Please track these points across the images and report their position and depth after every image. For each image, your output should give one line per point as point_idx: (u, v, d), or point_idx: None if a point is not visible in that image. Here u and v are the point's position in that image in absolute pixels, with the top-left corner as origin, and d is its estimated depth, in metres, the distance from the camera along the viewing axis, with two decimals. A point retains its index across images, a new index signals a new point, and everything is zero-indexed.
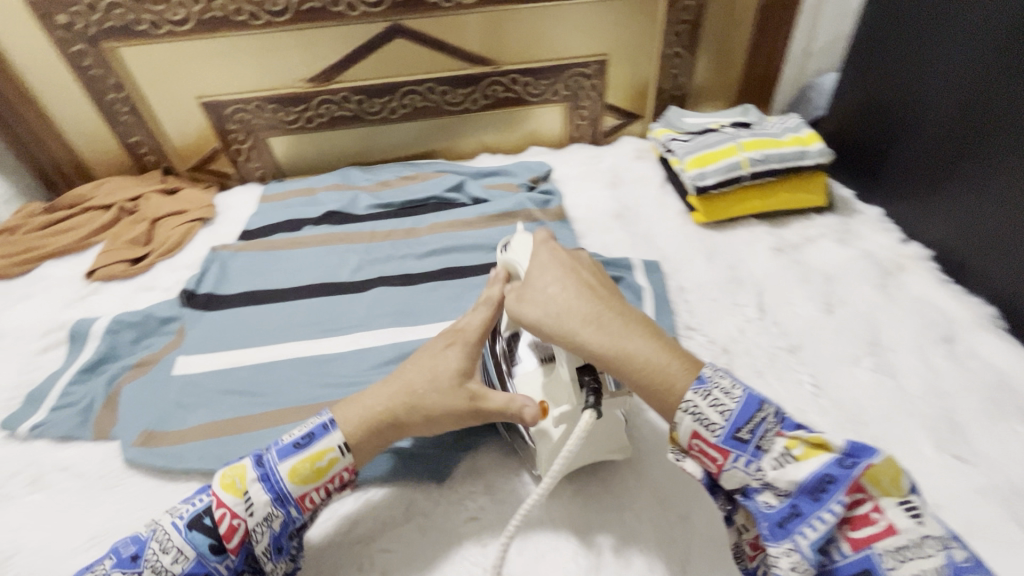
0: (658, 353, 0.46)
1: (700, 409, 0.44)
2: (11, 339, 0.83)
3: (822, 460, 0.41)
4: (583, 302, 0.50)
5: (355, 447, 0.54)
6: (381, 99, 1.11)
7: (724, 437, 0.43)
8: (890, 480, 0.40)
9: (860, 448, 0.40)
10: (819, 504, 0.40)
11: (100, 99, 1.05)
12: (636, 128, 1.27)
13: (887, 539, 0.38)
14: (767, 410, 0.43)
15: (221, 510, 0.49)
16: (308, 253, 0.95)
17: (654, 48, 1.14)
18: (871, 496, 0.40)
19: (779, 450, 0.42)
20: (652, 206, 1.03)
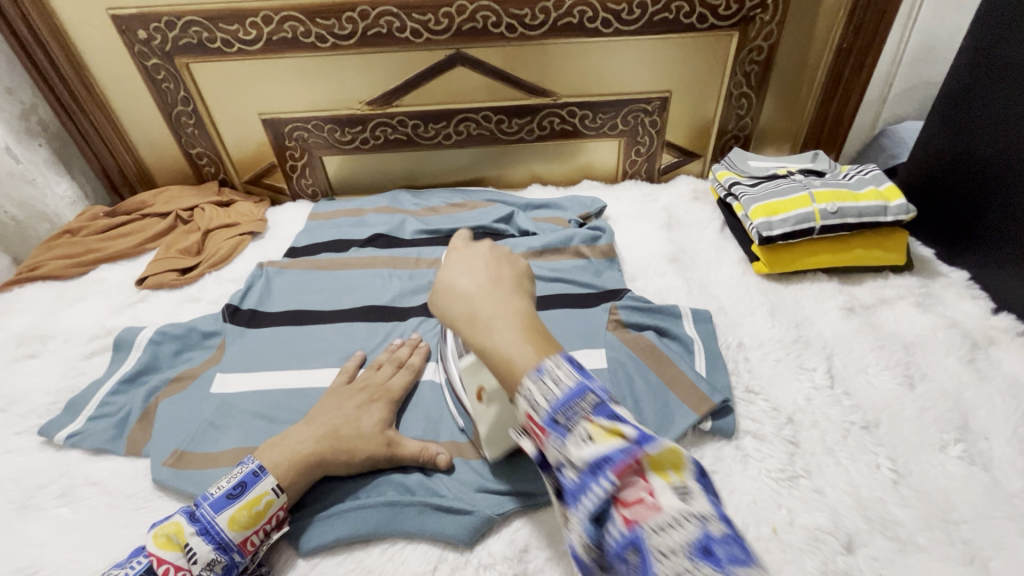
0: (515, 341, 0.44)
1: (532, 396, 0.41)
2: (61, 341, 0.84)
3: (666, 478, 0.37)
4: (483, 294, 0.50)
5: (289, 487, 0.58)
6: (437, 125, 1.11)
7: (548, 418, 0.40)
8: (670, 466, 0.39)
9: (645, 437, 0.39)
10: (596, 481, 0.37)
11: (168, 111, 1.08)
12: (694, 167, 1.22)
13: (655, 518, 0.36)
14: (588, 401, 0.40)
15: (164, 566, 0.50)
16: (353, 276, 0.93)
17: (721, 87, 1.09)
18: (647, 478, 0.37)
19: (582, 432, 0.39)
20: (710, 251, 0.98)
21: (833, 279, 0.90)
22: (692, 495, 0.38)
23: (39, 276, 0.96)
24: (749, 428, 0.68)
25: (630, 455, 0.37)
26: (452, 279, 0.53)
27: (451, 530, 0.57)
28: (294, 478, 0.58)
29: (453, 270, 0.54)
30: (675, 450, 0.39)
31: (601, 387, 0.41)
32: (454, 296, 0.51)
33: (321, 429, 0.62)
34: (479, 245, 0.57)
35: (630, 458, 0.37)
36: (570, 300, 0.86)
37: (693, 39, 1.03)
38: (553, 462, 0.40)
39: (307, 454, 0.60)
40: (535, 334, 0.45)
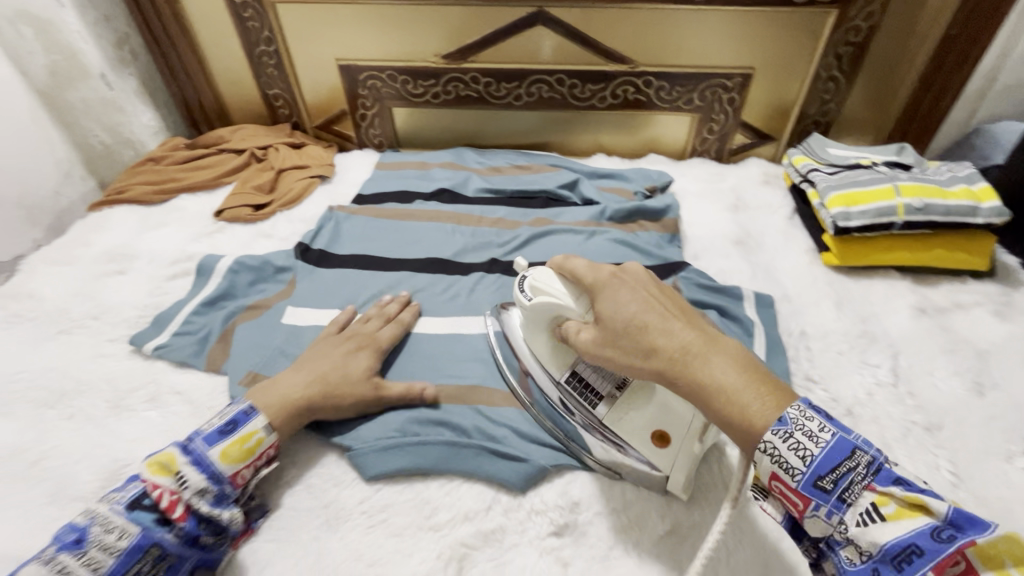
0: (738, 379, 0.43)
1: (776, 451, 0.41)
2: (145, 262, 0.89)
3: (918, 522, 0.37)
4: (657, 329, 0.48)
5: (279, 427, 0.60)
6: (509, 84, 1.10)
7: (803, 483, 0.41)
8: (1014, 563, 0.34)
9: (968, 517, 0.36)
10: (899, 573, 0.36)
11: (250, 50, 1.11)
12: (766, 150, 1.18)
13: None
14: (858, 460, 0.40)
15: (159, 489, 0.52)
16: (417, 227, 0.95)
17: (808, 68, 1.04)
18: (966, 560, 0.36)
19: (865, 506, 0.39)
20: (778, 238, 0.96)
21: (907, 278, 0.87)
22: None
23: (126, 200, 1.01)
24: None
25: (943, 537, 0.36)
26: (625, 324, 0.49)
27: (505, 472, 0.60)
28: (285, 420, 0.61)
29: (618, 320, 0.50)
30: (1018, 538, 0.35)
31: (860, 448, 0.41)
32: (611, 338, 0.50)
33: (310, 374, 0.65)
34: (623, 288, 0.52)
35: (953, 547, 0.36)
36: None
37: (788, 15, 0.98)
38: (822, 534, 0.42)
39: (299, 398, 0.63)
40: (687, 315, 0.49)
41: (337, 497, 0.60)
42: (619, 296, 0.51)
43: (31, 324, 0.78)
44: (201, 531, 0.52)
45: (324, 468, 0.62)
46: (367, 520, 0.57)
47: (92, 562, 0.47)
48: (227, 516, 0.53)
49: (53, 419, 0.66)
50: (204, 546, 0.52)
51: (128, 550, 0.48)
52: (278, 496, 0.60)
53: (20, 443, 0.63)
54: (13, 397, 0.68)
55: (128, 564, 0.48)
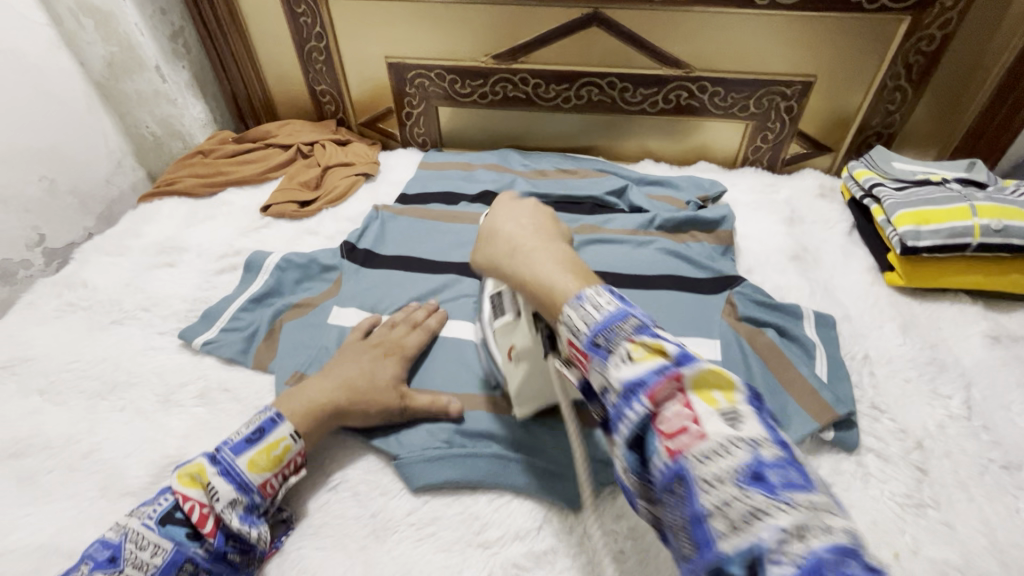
0: (556, 270, 0.49)
1: (571, 321, 0.43)
2: (194, 255, 0.90)
3: (653, 363, 0.38)
4: (520, 244, 0.56)
5: (305, 433, 0.59)
6: (559, 86, 1.08)
7: (587, 340, 0.42)
8: (803, 469, 0.34)
9: (689, 356, 0.38)
10: (737, 475, 0.32)
11: (301, 46, 1.11)
12: (822, 162, 1.13)
13: (698, 447, 0.34)
14: (628, 322, 0.41)
15: (189, 503, 0.51)
16: (462, 229, 0.94)
17: (874, 77, 1.00)
18: (785, 471, 0.33)
19: (622, 351, 0.39)
20: (836, 254, 0.91)
21: (978, 303, 0.82)
22: (746, 419, 0.35)
23: (175, 191, 1.03)
24: (873, 446, 0.64)
25: (666, 372, 0.37)
26: (499, 241, 0.58)
27: (559, 492, 0.58)
28: (311, 427, 0.60)
29: (498, 240, 0.58)
30: (718, 372, 0.38)
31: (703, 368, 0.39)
32: (486, 259, 0.59)
33: (337, 380, 0.64)
34: (512, 218, 0.60)
35: (666, 376, 0.37)
36: (685, 284, 0.83)
37: (857, 21, 0.93)
38: (597, 387, 0.41)
39: (324, 404, 0.61)
40: (545, 234, 0.56)
41: (384, 506, 0.58)
42: (506, 226, 0.59)
43: (85, 312, 0.79)
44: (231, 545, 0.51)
45: (371, 475, 0.61)
46: (416, 532, 0.56)
47: None
48: (257, 530, 0.52)
49: (105, 410, 0.66)
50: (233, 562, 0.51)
51: (162, 566, 0.48)
52: (325, 501, 0.59)
53: (75, 432, 0.63)
54: (67, 386, 0.69)
55: None
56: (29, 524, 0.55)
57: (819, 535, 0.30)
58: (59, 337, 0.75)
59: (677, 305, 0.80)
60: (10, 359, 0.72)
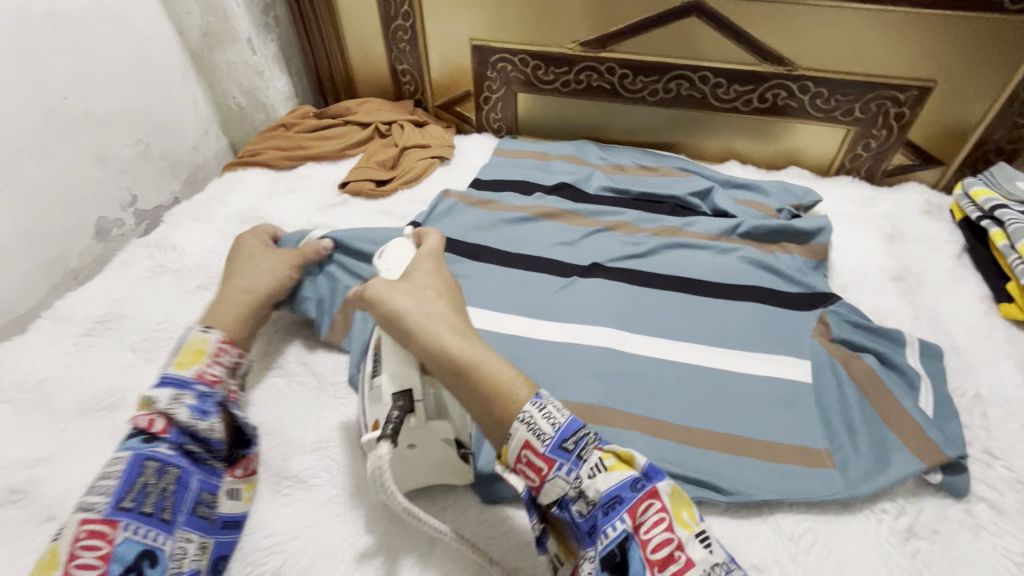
0: (501, 364, 0.48)
1: (533, 422, 0.44)
2: (274, 227, 0.91)
3: (625, 475, 0.43)
4: (445, 317, 0.52)
5: (220, 329, 0.64)
6: (646, 78, 1.03)
7: (551, 446, 0.44)
8: (686, 512, 0.42)
9: (654, 471, 0.44)
10: (608, 520, 0.42)
11: (387, 24, 1.11)
12: (927, 176, 1.04)
13: (685, 573, 0.38)
14: (589, 435, 0.45)
15: (135, 416, 0.53)
16: (536, 221, 0.92)
17: (1005, 86, 0.90)
18: (666, 513, 0.41)
19: (594, 460, 0.44)
20: (944, 278, 0.84)
21: None
22: (714, 540, 0.40)
23: (257, 162, 1.05)
24: (985, 494, 0.58)
25: (640, 488, 0.43)
26: (394, 294, 0.54)
27: None
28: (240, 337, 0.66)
29: (398, 288, 0.55)
30: (678, 491, 0.43)
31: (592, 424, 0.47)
32: (398, 318, 0.52)
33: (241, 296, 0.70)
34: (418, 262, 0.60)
35: (642, 493, 0.43)
36: (772, 296, 0.78)
37: (993, 23, 0.84)
38: (557, 496, 0.44)
39: (257, 291, 0.71)
40: (460, 312, 0.55)
41: (455, 498, 0.57)
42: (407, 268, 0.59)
43: (173, 275, 0.82)
44: (188, 439, 0.54)
45: None
46: None
47: (97, 490, 0.48)
48: (207, 420, 0.55)
49: None
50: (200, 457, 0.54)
51: (128, 469, 0.50)
52: None
53: None
54: (157, 344, 0.72)
55: (133, 479, 0.50)
56: None
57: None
58: (150, 297, 0.78)
59: (764, 319, 0.75)
60: (106, 314, 0.75)
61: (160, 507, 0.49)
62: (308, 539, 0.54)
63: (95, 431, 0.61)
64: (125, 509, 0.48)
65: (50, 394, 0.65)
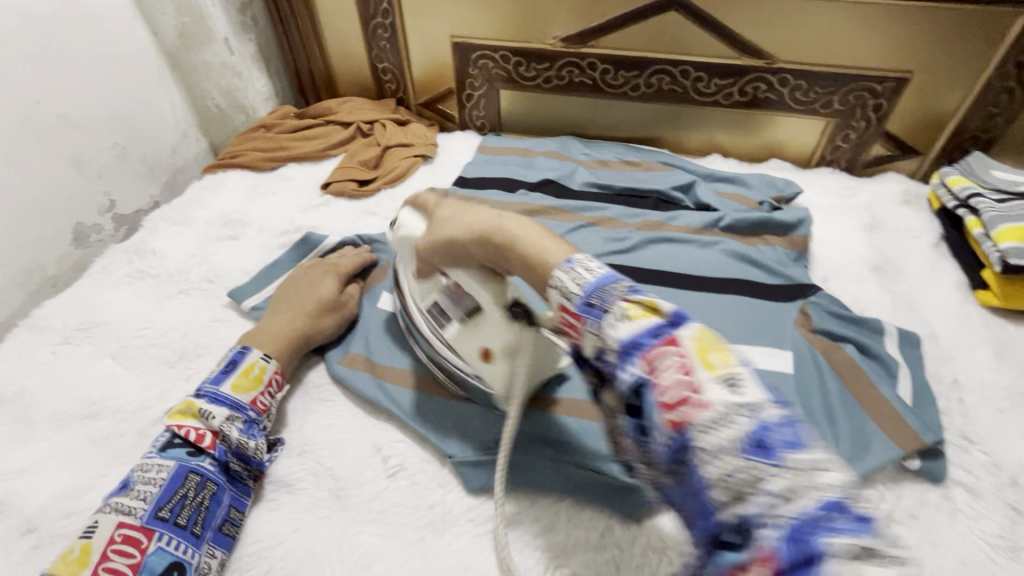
0: (547, 240, 0.41)
1: (562, 287, 0.38)
2: (256, 229, 0.90)
3: (648, 320, 0.35)
4: (482, 221, 0.46)
5: (275, 355, 0.64)
6: (628, 73, 1.03)
7: (581, 301, 0.37)
8: (715, 355, 0.33)
9: (683, 317, 0.35)
10: (628, 365, 0.35)
11: (366, 22, 1.10)
12: (906, 166, 1.05)
13: (700, 415, 0.30)
14: (620, 287, 0.37)
15: (184, 428, 0.55)
16: (520, 219, 0.92)
17: (979, 76, 0.91)
18: (691, 366, 0.32)
19: (616, 308, 0.36)
20: (922, 267, 0.85)
21: None
22: (745, 381, 0.31)
23: (238, 164, 1.04)
24: (963, 479, 0.59)
25: (662, 334, 0.34)
26: (458, 218, 0.48)
27: (619, 505, 0.55)
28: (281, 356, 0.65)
29: (450, 211, 0.50)
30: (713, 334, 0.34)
31: (620, 277, 0.37)
32: (440, 235, 0.49)
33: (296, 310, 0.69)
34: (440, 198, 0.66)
35: (665, 340, 0.34)
36: (754, 288, 0.79)
37: (966, 14, 0.85)
38: (592, 353, 0.38)
39: (287, 332, 0.67)
40: (470, 217, 0.47)
41: (442, 498, 0.57)
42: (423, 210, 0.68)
43: (153, 281, 0.81)
44: (233, 458, 0.55)
45: (428, 466, 0.60)
46: (473, 527, 0.55)
47: (141, 495, 0.50)
48: (255, 444, 0.56)
49: (174, 379, 0.68)
50: (236, 476, 0.56)
51: (170, 479, 0.51)
52: (384, 488, 0.58)
53: (145, 399, 0.65)
54: (138, 351, 0.71)
55: (173, 490, 0.51)
56: (104, 485, 0.57)
57: (801, 496, 0.27)
58: (129, 303, 0.77)
59: (746, 312, 0.76)
60: (85, 322, 0.74)
61: (193, 521, 0.50)
62: (295, 544, 0.54)
63: (75, 442, 0.61)
64: (161, 519, 0.49)
65: (30, 405, 0.64)
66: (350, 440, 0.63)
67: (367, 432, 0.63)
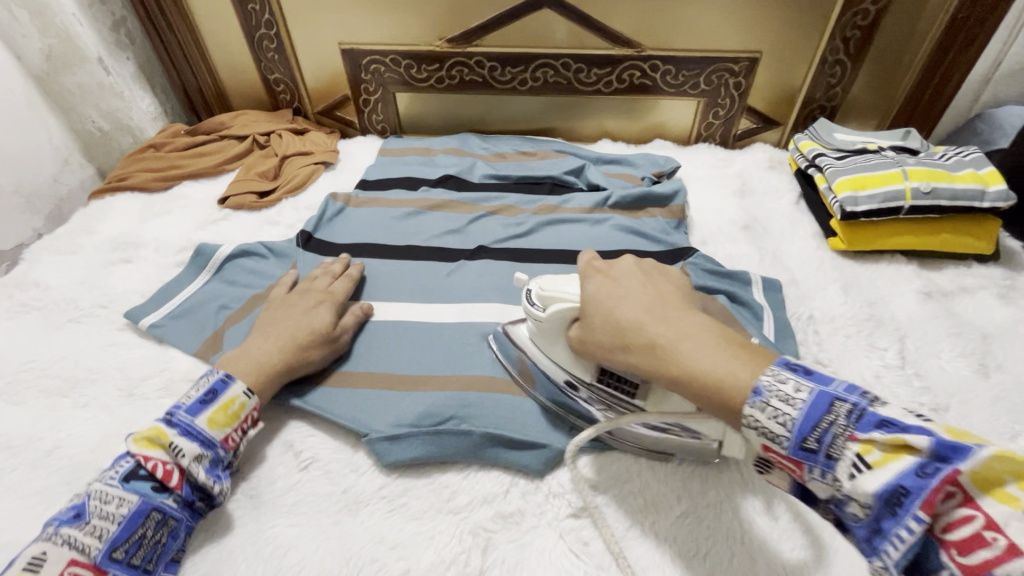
0: (713, 355, 0.43)
1: (761, 424, 0.39)
2: (150, 250, 0.88)
3: (903, 465, 0.33)
4: (657, 317, 0.48)
5: (257, 389, 0.62)
6: (514, 69, 1.09)
7: (792, 448, 0.38)
8: (1010, 481, 0.31)
9: (952, 446, 0.33)
10: (897, 521, 0.33)
11: (251, 34, 1.09)
12: (771, 135, 1.17)
13: (1009, 563, 0.29)
14: (839, 411, 0.37)
15: (152, 461, 0.53)
16: (423, 215, 0.95)
17: (814, 52, 1.04)
18: (963, 490, 0.32)
19: (851, 457, 0.36)
20: (785, 223, 0.96)
21: (912, 263, 0.87)
22: None
23: (127, 187, 1.00)
24: None
25: (930, 474, 0.32)
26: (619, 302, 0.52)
27: (523, 460, 0.60)
28: (265, 385, 0.63)
29: (612, 294, 0.53)
30: (1013, 457, 0.31)
31: (844, 397, 0.37)
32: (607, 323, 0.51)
33: (280, 338, 0.67)
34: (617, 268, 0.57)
35: (937, 481, 0.32)
36: (640, 255, 0.86)
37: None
38: (828, 494, 0.38)
39: (271, 365, 0.64)
40: (680, 312, 0.49)
41: (355, 482, 0.59)
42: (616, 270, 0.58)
43: (38, 312, 0.78)
44: (197, 496, 0.55)
45: (341, 454, 0.62)
46: (385, 504, 0.58)
47: (97, 531, 0.49)
48: (220, 487, 0.55)
49: (67, 408, 0.66)
50: (196, 511, 0.55)
51: (131, 516, 0.50)
52: (297, 480, 0.60)
53: (36, 430, 0.63)
54: (26, 385, 0.68)
55: (133, 529, 0.50)
56: None
57: None
58: (12, 338, 0.74)
59: None
60: None
61: (150, 560, 0.50)
62: (205, 552, 0.54)
63: None
64: (117, 560, 0.48)
65: None
66: (261, 442, 0.64)
67: (277, 431, 0.65)
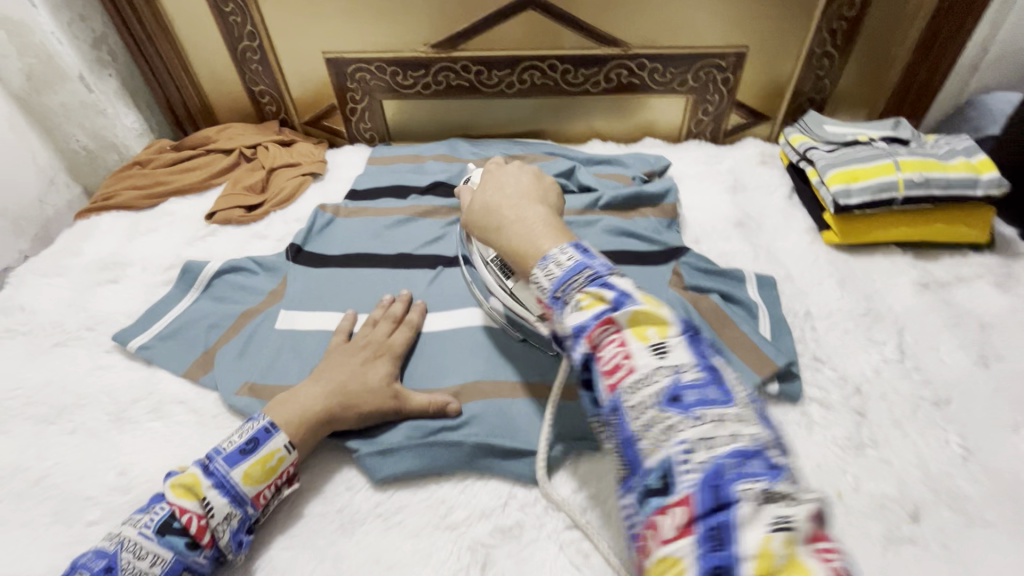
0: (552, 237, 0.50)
1: (538, 281, 0.48)
2: (138, 269, 0.87)
3: (595, 310, 0.43)
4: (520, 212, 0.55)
5: (299, 443, 0.58)
6: (501, 72, 1.08)
7: (548, 297, 0.47)
8: (651, 326, 0.42)
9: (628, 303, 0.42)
10: (576, 345, 0.43)
11: (234, 46, 1.08)
12: (761, 130, 1.17)
13: (629, 378, 0.40)
14: (584, 274, 0.45)
15: (187, 514, 0.50)
16: (413, 223, 0.93)
17: (801, 46, 1.03)
18: (621, 328, 0.42)
19: (572, 302, 0.44)
20: (778, 218, 0.95)
21: (906, 254, 0.86)
22: (671, 348, 0.41)
23: (113, 206, 0.99)
24: (815, 395, 0.68)
25: (604, 317, 0.42)
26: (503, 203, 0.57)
27: (519, 470, 0.59)
28: (305, 436, 0.59)
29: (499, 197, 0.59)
30: (657, 312, 0.42)
31: (597, 262, 0.46)
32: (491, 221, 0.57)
33: (329, 385, 0.62)
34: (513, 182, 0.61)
35: (605, 321, 0.42)
36: (633, 256, 0.85)
37: None
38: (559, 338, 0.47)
39: (318, 412, 0.59)
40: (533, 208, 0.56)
41: (350, 500, 0.59)
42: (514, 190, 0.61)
43: (25, 337, 0.77)
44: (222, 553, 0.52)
45: (334, 472, 0.61)
46: (381, 522, 0.57)
47: None
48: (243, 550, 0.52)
49: (55, 435, 0.64)
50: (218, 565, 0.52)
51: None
52: (290, 500, 0.59)
53: (24, 458, 0.62)
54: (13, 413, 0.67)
55: None
56: None
57: (721, 444, 0.36)
58: None
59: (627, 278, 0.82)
60: None
61: None
62: None
63: None
64: None
65: None
66: None
67: None
